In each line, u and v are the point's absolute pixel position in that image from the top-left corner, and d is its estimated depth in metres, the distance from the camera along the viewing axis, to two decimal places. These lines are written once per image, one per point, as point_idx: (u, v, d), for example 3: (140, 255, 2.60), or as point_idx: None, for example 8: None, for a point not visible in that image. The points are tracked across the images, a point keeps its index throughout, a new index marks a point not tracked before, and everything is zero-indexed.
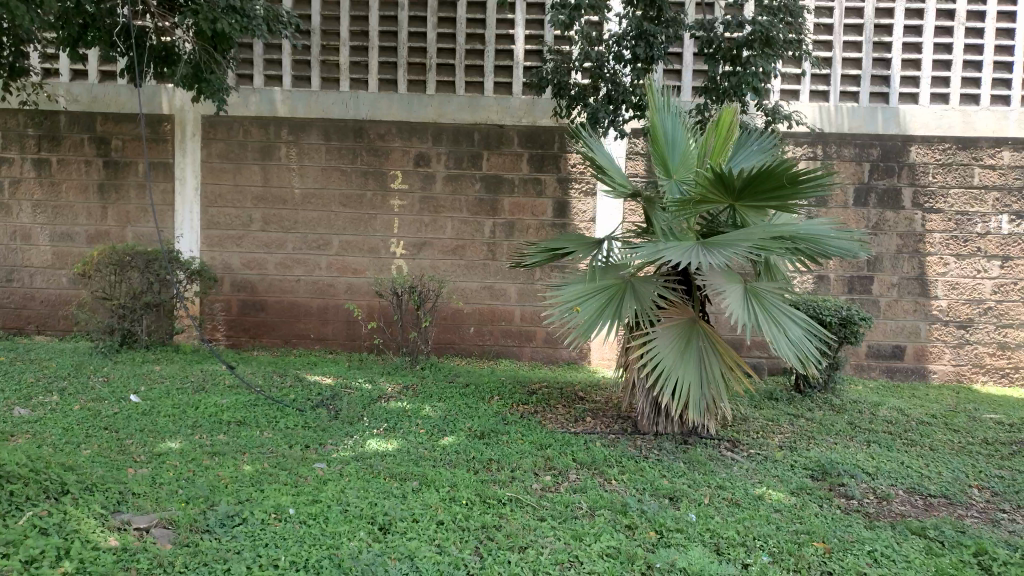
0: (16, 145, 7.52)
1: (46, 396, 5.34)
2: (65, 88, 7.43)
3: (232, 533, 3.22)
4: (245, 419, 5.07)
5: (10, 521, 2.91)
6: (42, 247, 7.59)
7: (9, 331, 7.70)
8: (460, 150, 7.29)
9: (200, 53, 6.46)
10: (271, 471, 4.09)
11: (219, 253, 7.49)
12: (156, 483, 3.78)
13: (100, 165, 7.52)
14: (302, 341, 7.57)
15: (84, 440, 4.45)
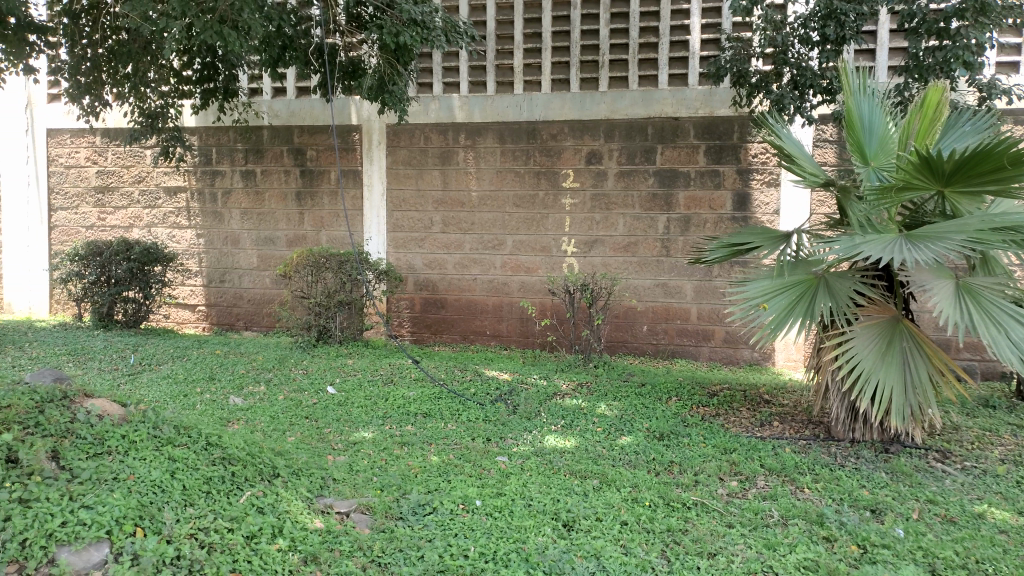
0: (228, 159, 8.32)
1: (255, 385, 5.87)
2: (268, 105, 8.16)
3: (424, 521, 3.36)
4: (430, 411, 5.29)
5: (233, 499, 3.20)
6: (250, 251, 8.36)
7: (223, 327, 8.54)
8: (634, 145, 7.19)
9: (384, 66, 6.74)
10: (456, 462, 4.23)
11: (403, 254, 7.89)
12: (354, 470, 4.02)
13: (297, 175, 8.15)
14: (478, 338, 7.80)
15: (289, 427, 4.83)
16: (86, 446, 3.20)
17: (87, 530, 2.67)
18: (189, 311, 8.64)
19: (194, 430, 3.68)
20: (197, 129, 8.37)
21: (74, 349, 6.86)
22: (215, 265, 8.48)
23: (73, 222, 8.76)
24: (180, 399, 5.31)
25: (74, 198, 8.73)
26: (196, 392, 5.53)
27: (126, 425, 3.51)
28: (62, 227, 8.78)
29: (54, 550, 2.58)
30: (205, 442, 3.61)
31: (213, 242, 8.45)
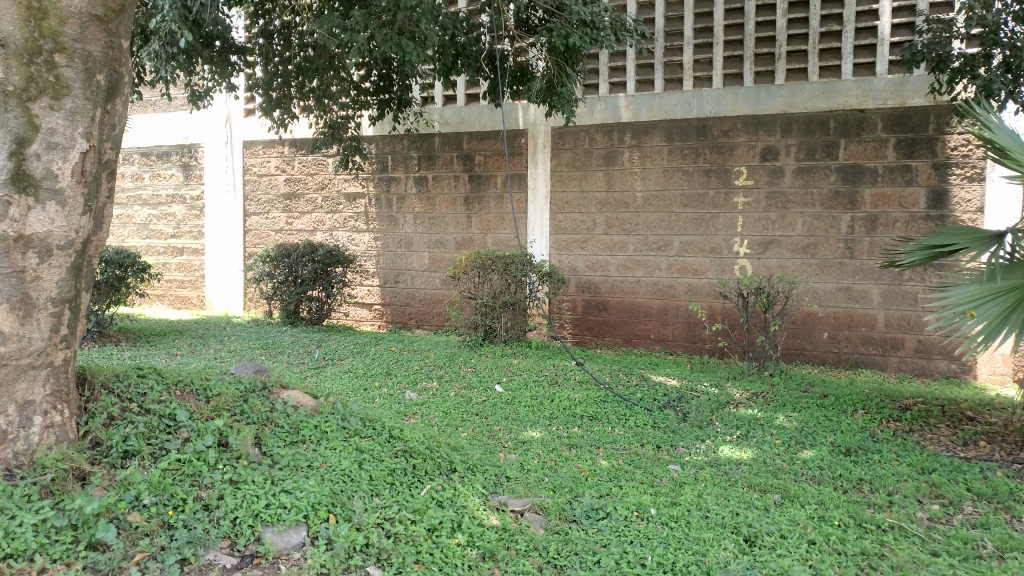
0: (402, 165, 8.72)
1: (428, 381, 6.10)
2: (439, 113, 8.47)
3: (598, 526, 3.31)
4: (597, 414, 5.25)
5: (414, 491, 3.31)
6: (421, 253, 8.70)
7: (396, 325, 8.95)
8: (814, 140, 6.78)
9: (553, 68, 6.79)
10: (628, 468, 4.15)
11: (567, 256, 7.90)
12: (526, 469, 4.06)
13: (466, 179, 8.39)
14: (643, 341, 7.66)
15: (461, 423, 4.97)
16: (283, 435, 3.43)
17: (288, 513, 2.85)
18: (365, 310, 9.13)
19: (378, 423, 3.86)
20: (374, 138, 8.83)
21: (266, 343, 7.43)
22: (389, 266, 8.90)
23: (264, 227, 9.51)
24: (361, 392, 5.59)
25: (265, 204, 9.47)
26: (374, 387, 5.81)
27: (318, 416, 3.74)
28: (255, 231, 9.56)
29: (259, 530, 2.78)
30: (387, 434, 3.77)
31: (387, 245, 8.87)
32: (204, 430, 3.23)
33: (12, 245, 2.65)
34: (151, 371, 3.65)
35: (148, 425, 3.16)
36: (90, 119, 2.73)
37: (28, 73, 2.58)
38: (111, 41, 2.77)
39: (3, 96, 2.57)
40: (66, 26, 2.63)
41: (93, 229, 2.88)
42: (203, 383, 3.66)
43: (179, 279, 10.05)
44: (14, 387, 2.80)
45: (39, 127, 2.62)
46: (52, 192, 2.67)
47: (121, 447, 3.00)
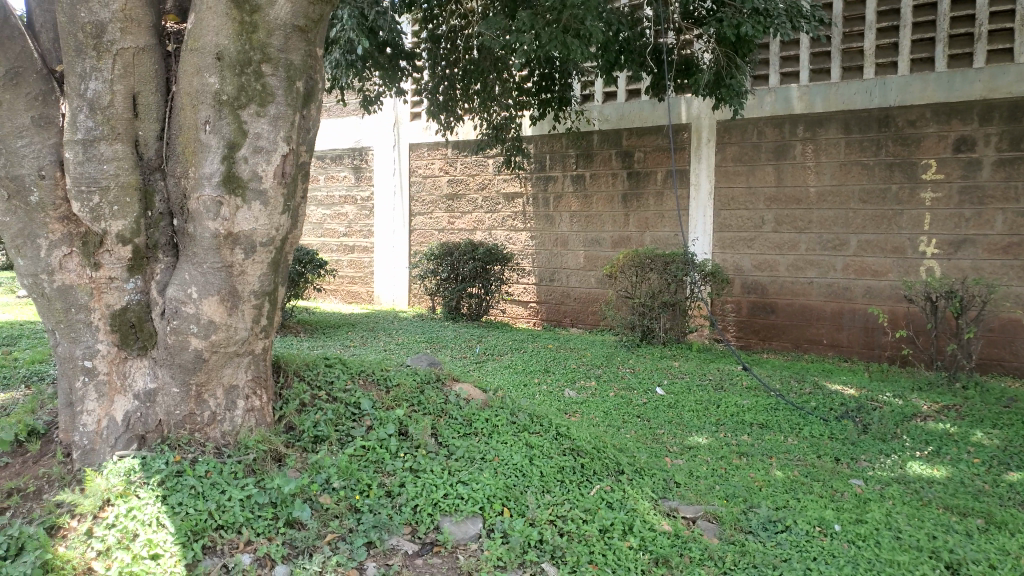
0: (560, 164, 8.74)
1: (587, 380, 6.07)
2: (599, 110, 8.41)
3: (778, 539, 3.14)
4: (767, 423, 5.00)
5: (585, 490, 3.28)
6: (578, 252, 8.69)
7: (551, 323, 9.00)
8: (1019, 128, 6.12)
9: (722, 59, 6.54)
10: (804, 480, 3.92)
11: (731, 255, 7.60)
12: (694, 475, 3.92)
13: (624, 177, 8.28)
14: (813, 346, 7.25)
15: (623, 424, 4.89)
16: (456, 427, 3.53)
17: (465, 504, 2.92)
18: (522, 307, 9.24)
19: (546, 420, 3.88)
20: (534, 138, 8.91)
21: (430, 338, 7.71)
22: (545, 265, 8.96)
23: (428, 227, 9.85)
24: (522, 388, 5.63)
25: (429, 205, 9.80)
26: (535, 383, 5.85)
27: (489, 409, 3.81)
28: (419, 231, 9.93)
29: (438, 519, 2.87)
30: (555, 431, 3.77)
31: (545, 243, 8.93)
32: (386, 419, 3.39)
33: (223, 242, 2.88)
34: (336, 362, 3.86)
35: (336, 412, 3.36)
36: (290, 124, 2.90)
37: (239, 82, 2.79)
38: (309, 50, 2.93)
39: (218, 105, 2.80)
40: (272, 38, 2.80)
41: (290, 226, 3.07)
42: (383, 374, 3.83)
43: (349, 275, 10.65)
44: (221, 373, 3.06)
45: (247, 132, 2.82)
46: (257, 193, 2.87)
47: (312, 432, 3.20)
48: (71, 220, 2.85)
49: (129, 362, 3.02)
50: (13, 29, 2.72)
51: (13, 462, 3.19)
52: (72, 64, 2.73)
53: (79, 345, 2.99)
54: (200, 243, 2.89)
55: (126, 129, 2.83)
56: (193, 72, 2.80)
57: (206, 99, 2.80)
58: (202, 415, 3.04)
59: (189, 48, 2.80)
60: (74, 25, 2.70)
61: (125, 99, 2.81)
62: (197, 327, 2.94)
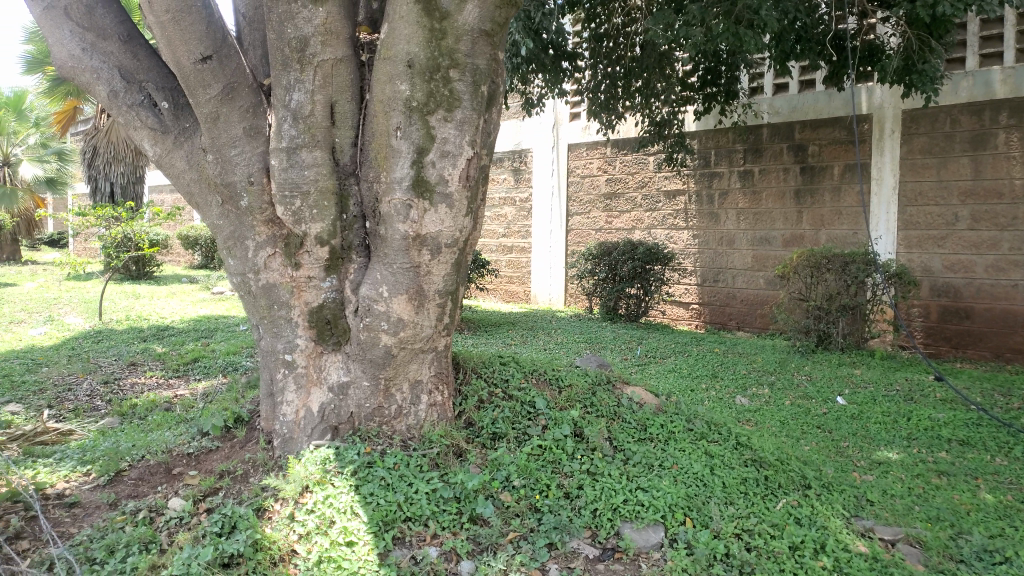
0: (726, 160, 8.41)
1: (759, 387, 5.79)
2: (768, 103, 8.02)
3: (997, 572, 2.82)
4: (969, 439, 4.54)
5: (770, 504, 3.11)
6: (744, 251, 8.34)
7: (715, 325, 8.70)
8: None
9: (913, 43, 6.04)
10: (1021, 507, 3.51)
11: (919, 255, 7.00)
12: (889, 493, 3.62)
13: (797, 172, 7.85)
14: (1018, 356, 6.54)
15: (803, 435, 4.61)
16: (631, 431, 3.47)
17: (647, 511, 2.86)
18: (683, 308, 8.98)
19: (724, 428, 3.73)
20: (697, 134, 8.64)
21: (590, 337, 7.68)
22: (710, 265, 8.66)
23: (586, 226, 9.81)
24: (688, 392, 5.46)
25: (587, 204, 9.76)
26: (701, 386, 5.66)
27: (663, 415, 3.72)
28: (577, 230, 9.91)
29: (619, 524, 2.82)
30: (735, 441, 3.62)
31: (709, 242, 8.63)
32: (561, 419, 3.39)
33: (411, 243, 2.98)
34: (510, 360, 3.90)
35: (512, 410, 3.41)
36: (475, 127, 2.96)
37: (428, 89, 2.87)
38: (494, 53, 2.97)
39: (408, 111, 2.89)
40: (460, 43, 2.85)
41: (472, 227, 3.13)
42: (555, 374, 3.84)
43: (507, 275, 10.83)
44: (407, 368, 3.18)
45: (435, 137, 2.90)
46: (443, 196, 2.94)
47: (490, 429, 3.27)
48: (276, 223, 3.07)
49: (324, 356, 3.20)
50: (230, 49, 2.95)
51: (224, 446, 3.51)
52: (280, 78, 2.93)
53: (281, 339, 3.23)
54: (390, 244, 3.01)
55: (325, 136, 2.99)
56: (385, 80, 2.91)
57: (397, 106, 2.90)
58: (389, 409, 3.18)
59: (383, 57, 2.91)
60: (281, 41, 2.89)
61: (324, 109, 2.96)
62: (387, 324, 3.06)
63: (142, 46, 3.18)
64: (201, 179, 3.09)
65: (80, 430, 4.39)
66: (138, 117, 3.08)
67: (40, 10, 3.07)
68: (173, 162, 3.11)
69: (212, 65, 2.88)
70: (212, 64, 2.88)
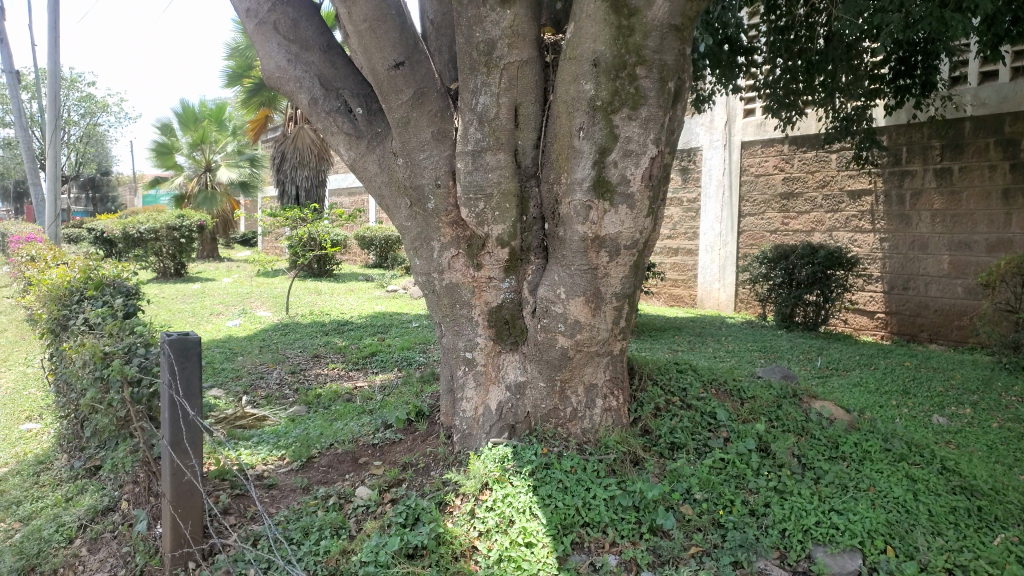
0: (920, 157, 7.73)
1: (960, 407, 5.24)
2: (973, 94, 7.29)
3: None
4: None
5: (986, 538, 2.75)
6: (940, 256, 7.65)
7: (904, 337, 8.04)
8: None
9: None
10: None
11: None
12: None
13: (1006, 169, 7.09)
14: None
15: (1016, 463, 4.11)
16: (820, 449, 3.23)
17: (842, 536, 2.65)
18: (867, 317, 8.34)
19: (927, 450, 3.40)
20: (887, 129, 7.98)
21: (764, 346, 7.32)
22: (898, 271, 8.01)
23: (759, 228, 9.35)
24: (877, 408, 5.05)
25: (761, 205, 9.30)
26: (893, 403, 5.22)
27: (857, 433, 3.45)
28: (748, 232, 9.47)
29: (810, 547, 2.63)
30: (940, 465, 3.28)
31: (898, 246, 7.98)
32: (744, 432, 3.23)
33: (590, 245, 2.94)
34: (687, 367, 3.78)
35: (691, 420, 3.30)
36: (660, 126, 2.87)
37: (614, 87, 2.81)
38: (683, 48, 2.85)
39: (592, 111, 2.85)
40: (648, 39, 2.77)
41: (653, 229, 3.03)
42: (736, 384, 3.67)
43: (671, 278, 10.55)
44: (583, 371, 3.14)
45: (619, 136, 2.84)
46: (624, 197, 2.87)
47: (668, 439, 3.18)
48: (459, 225, 3.14)
49: (502, 356, 3.24)
50: (421, 54, 3.03)
51: (406, 438, 3.64)
52: (468, 82, 2.98)
53: (462, 338, 3.30)
54: (569, 246, 2.99)
55: (509, 139, 3.01)
56: (570, 80, 2.88)
57: (581, 106, 2.87)
58: (565, 411, 3.16)
59: (568, 57, 2.88)
60: (470, 45, 2.94)
61: (508, 111, 2.98)
62: (565, 326, 3.04)
63: (339, 55, 3.36)
64: (391, 182, 3.23)
65: (274, 416, 4.74)
66: (335, 123, 3.26)
67: (251, 25, 3.32)
68: (366, 166, 3.27)
69: (404, 71, 2.98)
70: (404, 70, 2.98)
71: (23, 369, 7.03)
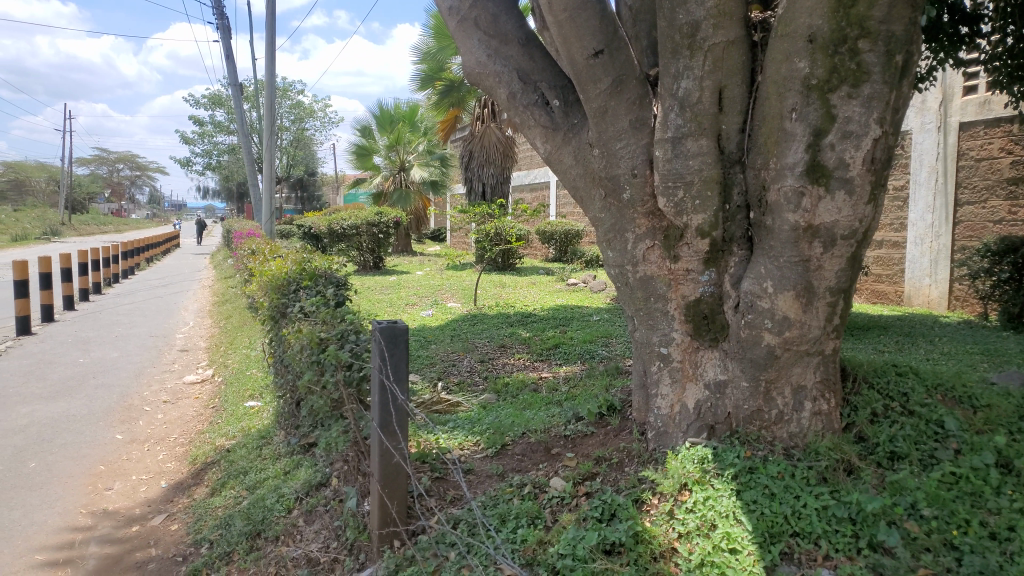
0: None
1: None
2: None
3: None
4: None
5: None
6: None
7: None
8: None
9: None
10: None
11: None
12: None
13: None
14: None
15: None
16: None
17: None
18: None
19: None
20: None
21: (987, 348, 6.54)
22: None
23: (980, 218, 8.38)
24: None
25: (982, 192, 8.33)
26: None
27: None
28: (966, 222, 8.52)
29: None
30: None
31: None
32: (979, 445, 2.85)
33: (802, 235, 2.74)
34: (908, 370, 3.44)
35: (914, 428, 2.99)
36: (885, 104, 2.60)
37: (831, 64, 2.61)
38: (914, 17, 2.58)
39: (807, 91, 2.66)
40: (874, 8, 2.53)
41: (873, 217, 2.76)
42: (967, 391, 3.27)
43: (874, 273, 9.72)
44: (791, 372, 2.93)
45: (836, 117, 2.62)
46: (843, 181, 2.64)
47: (887, 448, 2.91)
48: (657, 216, 3.06)
49: (701, 352, 3.10)
50: (621, 41, 2.98)
51: (598, 431, 3.60)
52: (670, 66, 2.89)
53: (657, 332, 3.21)
54: (778, 236, 2.80)
55: (712, 124, 2.88)
56: (782, 59, 2.71)
57: (795, 86, 2.70)
58: (770, 413, 2.97)
59: (780, 34, 2.70)
60: (673, 28, 2.85)
61: (712, 95, 2.85)
62: (772, 323, 2.85)
63: (537, 48, 3.39)
64: (587, 173, 3.19)
65: (466, 402, 4.89)
66: (532, 116, 3.29)
67: (453, 22, 3.44)
68: (561, 159, 3.25)
69: (603, 59, 2.94)
70: (604, 58, 2.94)
71: (245, 351, 7.79)
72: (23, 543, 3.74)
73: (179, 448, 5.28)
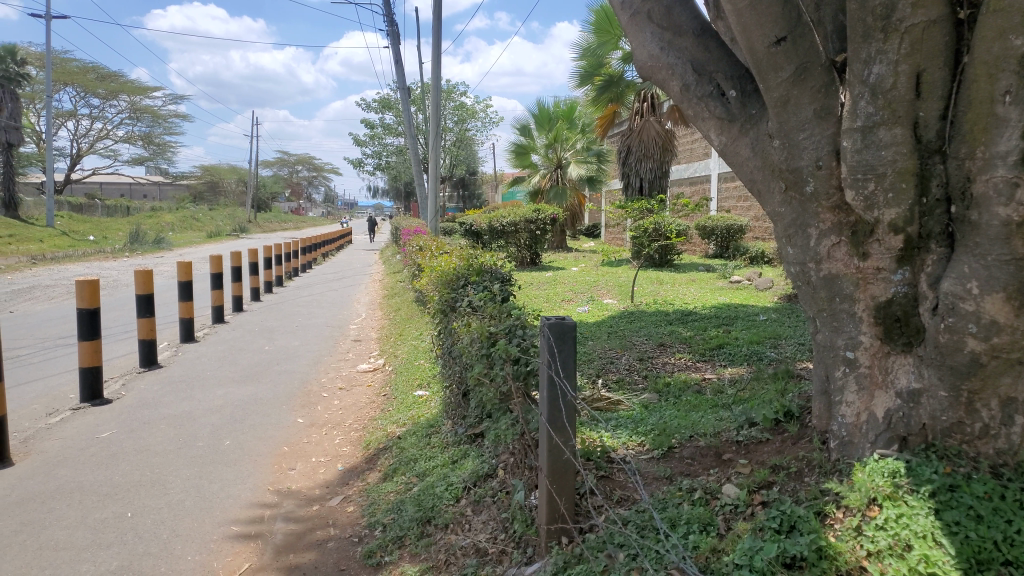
0: None
1: None
2: None
3: None
4: None
5: None
6: None
7: None
8: None
9: None
10: None
11: None
12: None
13: None
14: None
15: None
16: None
17: None
18: None
19: None
20: None
21: None
22: None
23: None
24: None
25: None
26: None
27: None
28: None
29: None
30: None
31: None
32: None
33: (1015, 231, 2.45)
34: None
35: None
36: None
37: None
38: None
39: None
40: None
41: None
42: None
43: None
44: (999, 382, 2.61)
45: None
46: None
47: None
48: (843, 210, 2.89)
49: (892, 358, 2.88)
50: (806, 26, 2.81)
51: (774, 438, 3.43)
52: (859, 50, 2.69)
53: (842, 335, 3.02)
54: (985, 233, 2.53)
55: (908, 110, 2.65)
56: (994, 36, 2.45)
57: (1010, 65, 2.43)
58: (973, 426, 2.67)
59: (992, 8, 2.44)
60: (865, 10, 2.65)
61: (909, 80, 2.62)
62: (977, 326, 2.54)
63: (712, 38, 3.30)
64: (765, 166, 3.07)
65: (627, 401, 4.84)
66: (707, 107, 3.20)
67: (625, 16, 3.45)
68: (738, 150, 3.15)
69: (786, 46, 2.79)
70: (787, 45, 2.79)
71: (412, 343, 8.16)
72: (221, 515, 4.11)
73: (354, 433, 5.61)
